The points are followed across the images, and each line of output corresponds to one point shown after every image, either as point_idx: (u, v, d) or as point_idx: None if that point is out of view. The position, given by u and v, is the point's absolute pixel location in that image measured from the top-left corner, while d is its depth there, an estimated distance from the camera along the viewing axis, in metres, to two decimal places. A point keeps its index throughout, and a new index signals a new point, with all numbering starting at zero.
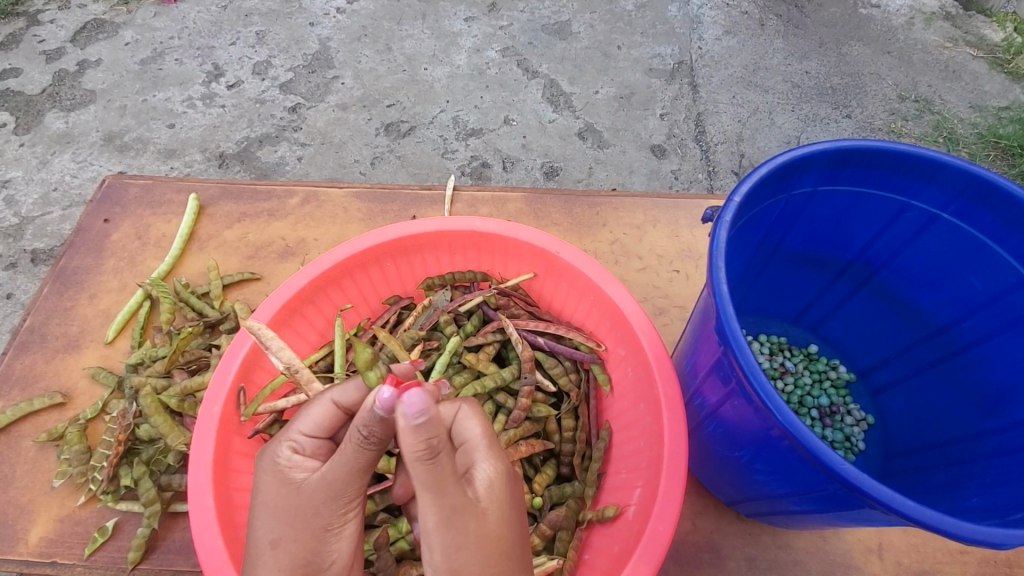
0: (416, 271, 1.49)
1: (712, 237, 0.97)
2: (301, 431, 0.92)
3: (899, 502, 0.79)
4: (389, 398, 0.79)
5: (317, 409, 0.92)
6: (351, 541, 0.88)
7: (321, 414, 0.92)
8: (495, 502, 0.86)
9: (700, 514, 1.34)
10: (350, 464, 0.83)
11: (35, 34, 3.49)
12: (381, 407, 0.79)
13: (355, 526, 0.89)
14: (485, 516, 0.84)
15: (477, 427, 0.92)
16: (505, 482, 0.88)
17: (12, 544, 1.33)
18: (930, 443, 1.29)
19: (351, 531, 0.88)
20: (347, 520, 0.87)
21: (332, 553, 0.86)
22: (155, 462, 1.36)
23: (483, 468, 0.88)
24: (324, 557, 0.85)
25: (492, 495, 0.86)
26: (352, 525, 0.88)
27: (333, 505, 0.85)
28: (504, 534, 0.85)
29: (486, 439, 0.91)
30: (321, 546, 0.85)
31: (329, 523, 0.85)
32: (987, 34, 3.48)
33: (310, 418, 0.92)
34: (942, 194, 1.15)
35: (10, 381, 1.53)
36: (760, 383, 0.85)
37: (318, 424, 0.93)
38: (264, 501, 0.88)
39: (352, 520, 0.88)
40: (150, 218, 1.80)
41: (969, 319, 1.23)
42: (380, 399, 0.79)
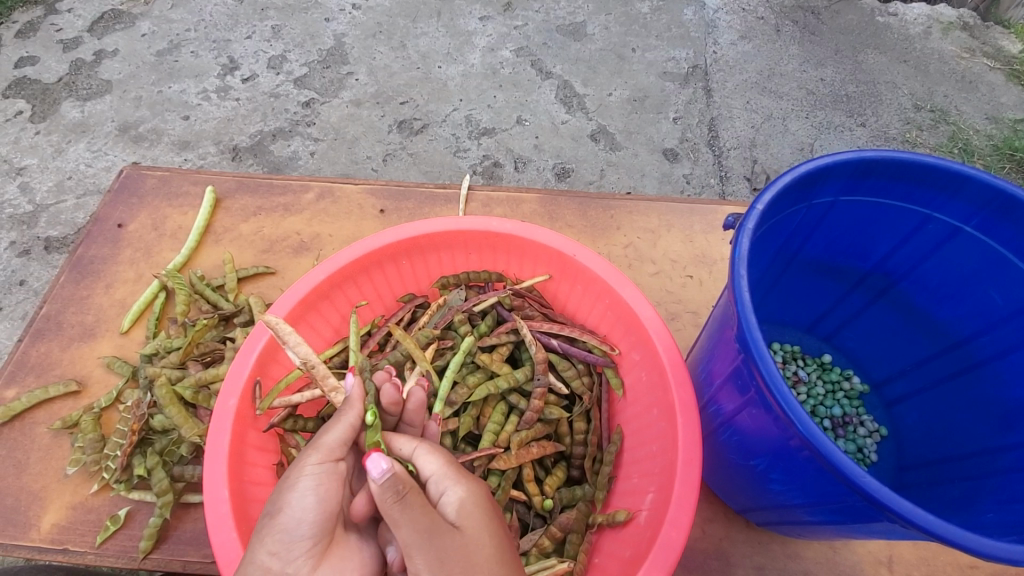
0: (431, 270, 1.50)
1: (735, 245, 0.97)
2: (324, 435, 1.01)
3: (920, 516, 0.78)
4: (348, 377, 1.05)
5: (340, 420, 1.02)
6: (311, 495, 0.92)
7: None
8: (470, 517, 0.92)
9: (710, 520, 1.34)
10: (337, 420, 1.00)
11: (52, 23, 3.51)
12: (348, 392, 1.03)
13: (318, 484, 0.93)
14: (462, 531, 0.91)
15: (433, 461, 0.99)
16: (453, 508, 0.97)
17: (25, 530, 1.34)
18: (944, 457, 1.29)
19: (312, 486, 0.92)
20: (307, 472, 0.93)
21: (286, 503, 0.91)
22: (168, 453, 1.37)
23: (452, 492, 0.95)
24: (278, 506, 0.91)
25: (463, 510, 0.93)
26: (312, 481, 0.93)
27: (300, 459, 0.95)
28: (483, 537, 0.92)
29: (448, 466, 0.98)
30: (280, 492, 0.92)
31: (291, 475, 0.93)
32: (1005, 46, 3.45)
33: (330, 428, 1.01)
34: (965, 207, 1.14)
35: (26, 367, 1.55)
36: (781, 393, 0.84)
37: None
38: None
39: (314, 474, 0.93)
40: (167, 209, 1.81)
41: (989, 333, 1.22)
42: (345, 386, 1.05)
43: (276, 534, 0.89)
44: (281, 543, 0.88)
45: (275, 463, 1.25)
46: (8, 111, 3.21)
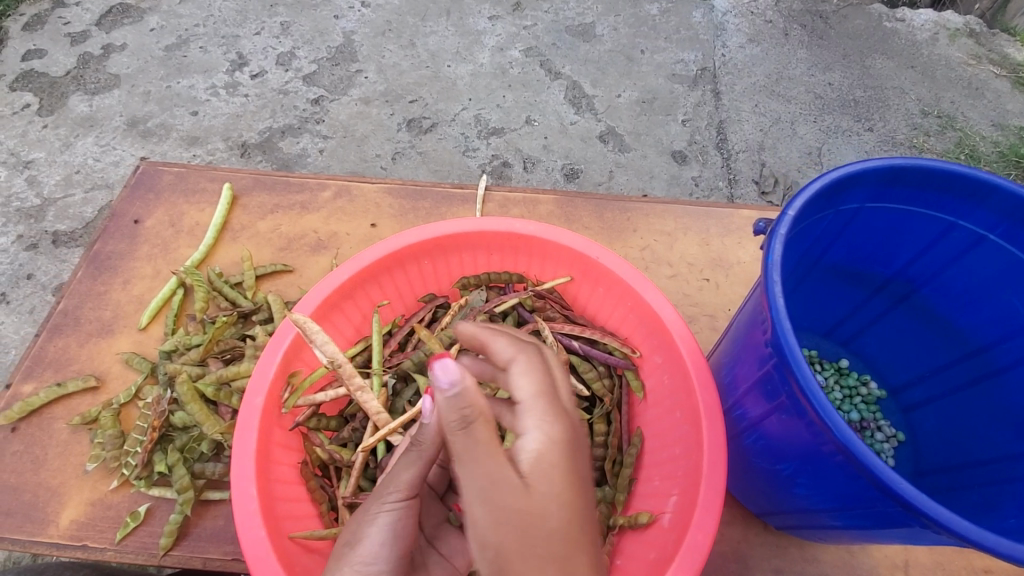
0: (453, 270, 1.50)
1: (767, 250, 0.97)
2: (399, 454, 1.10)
3: (955, 522, 0.79)
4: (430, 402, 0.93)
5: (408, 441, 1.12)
6: (387, 531, 0.93)
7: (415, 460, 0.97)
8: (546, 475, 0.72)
9: (728, 523, 1.34)
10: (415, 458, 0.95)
11: (60, 16, 3.50)
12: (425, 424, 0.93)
13: (394, 520, 0.94)
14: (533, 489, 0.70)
15: (528, 383, 0.79)
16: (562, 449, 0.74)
17: (44, 526, 1.34)
18: (963, 463, 1.29)
19: (388, 523, 0.94)
20: (384, 510, 0.94)
21: (364, 537, 0.93)
22: (189, 449, 1.37)
23: (534, 433, 0.75)
24: (356, 537, 0.94)
25: (543, 461, 0.72)
26: (388, 516, 0.94)
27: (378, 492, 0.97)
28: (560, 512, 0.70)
29: (541, 397, 0.78)
30: (359, 526, 0.95)
31: (370, 506, 0.96)
32: (1012, 53, 3.47)
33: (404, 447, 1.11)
34: (991, 216, 1.14)
35: (44, 362, 1.55)
36: (817, 399, 0.85)
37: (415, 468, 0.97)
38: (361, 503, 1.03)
39: (391, 510, 0.94)
40: (184, 206, 1.81)
41: (1010, 340, 1.23)
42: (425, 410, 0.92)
43: (355, 567, 0.91)
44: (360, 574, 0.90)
45: (301, 460, 1.25)
46: (16, 104, 3.20)
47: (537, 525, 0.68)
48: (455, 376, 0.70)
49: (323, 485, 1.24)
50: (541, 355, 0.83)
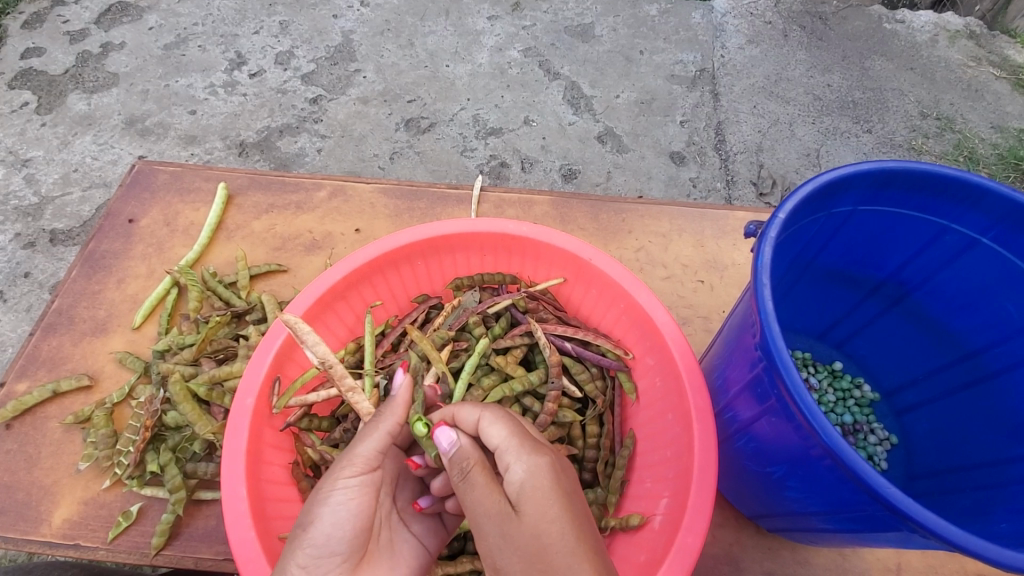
0: (446, 271, 1.50)
1: (757, 253, 0.97)
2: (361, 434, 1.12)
3: (941, 526, 0.79)
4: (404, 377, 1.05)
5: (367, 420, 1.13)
6: (342, 508, 0.94)
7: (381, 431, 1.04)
8: (533, 499, 0.85)
9: (720, 525, 1.34)
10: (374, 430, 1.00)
11: (59, 14, 3.50)
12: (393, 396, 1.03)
13: (349, 497, 0.95)
14: (524, 516, 0.85)
15: (501, 433, 0.93)
16: (545, 475, 0.88)
17: (36, 525, 1.34)
18: (956, 467, 1.29)
19: (343, 500, 0.95)
20: (340, 486, 0.95)
21: (317, 515, 0.94)
22: (181, 449, 1.37)
23: (517, 467, 0.89)
24: (310, 516, 0.94)
25: (529, 488, 0.87)
26: (343, 494, 0.95)
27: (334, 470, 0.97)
28: (555, 525, 0.83)
29: (514, 438, 0.93)
30: (313, 505, 0.95)
31: (324, 485, 0.96)
32: (1011, 55, 3.46)
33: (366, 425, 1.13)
34: (983, 219, 1.14)
35: (38, 361, 1.55)
36: (805, 403, 0.85)
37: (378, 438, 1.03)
38: None
39: (347, 488, 0.95)
40: (179, 205, 1.81)
41: (1003, 344, 1.23)
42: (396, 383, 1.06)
43: (306, 548, 0.91)
44: (312, 556, 0.91)
45: (291, 461, 1.25)
46: (14, 102, 3.20)
47: (532, 542, 0.82)
48: (454, 439, 0.93)
49: (314, 486, 1.24)
50: (502, 409, 0.98)
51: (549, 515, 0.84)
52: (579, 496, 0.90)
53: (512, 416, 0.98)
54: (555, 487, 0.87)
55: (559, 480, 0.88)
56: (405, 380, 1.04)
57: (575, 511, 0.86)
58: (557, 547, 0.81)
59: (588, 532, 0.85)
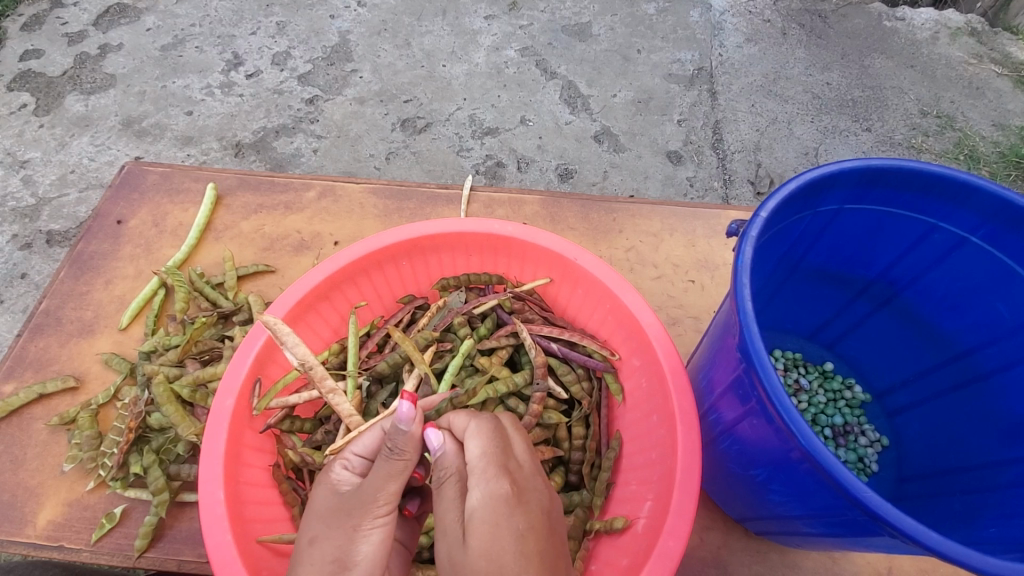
0: (432, 271, 1.49)
1: (738, 252, 0.95)
2: (356, 452, 1.02)
3: (921, 532, 0.77)
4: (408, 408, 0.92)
5: (370, 434, 1.04)
6: (379, 547, 0.90)
7: (372, 439, 1.03)
8: (481, 527, 0.81)
9: (708, 528, 1.33)
10: (398, 470, 0.93)
11: (58, 16, 3.51)
12: (404, 428, 0.93)
13: (384, 535, 0.92)
14: (471, 545, 0.80)
15: (477, 450, 0.90)
16: (501, 504, 0.83)
17: (21, 526, 1.34)
18: (947, 469, 1.27)
19: (380, 539, 0.91)
20: (376, 525, 0.91)
21: (359, 554, 0.89)
22: (165, 451, 1.37)
23: (476, 491, 0.86)
24: (352, 558, 0.88)
25: (481, 516, 0.83)
26: (381, 531, 0.91)
27: (364, 508, 0.91)
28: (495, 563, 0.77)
29: (484, 460, 0.89)
30: (349, 545, 0.89)
31: (358, 523, 0.90)
32: (1013, 52, 3.43)
33: (366, 440, 1.03)
34: (972, 218, 1.12)
35: (25, 362, 1.54)
36: (783, 405, 0.84)
37: (369, 446, 1.03)
38: (312, 508, 0.97)
39: (382, 526, 0.92)
40: (168, 205, 1.80)
41: (994, 345, 1.20)
42: (401, 415, 0.92)
43: None
44: None
45: (273, 463, 1.25)
46: (13, 104, 3.21)
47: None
48: (439, 443, 0.94)
49: (296, 488, 1.23)
50: (490, 422, 0.94)
51: (499, 545, 0.79)
52: (545, 529, 0.83)
53: (500, 431, 0.94)
54: (511, 518, 0.82)
55: (519, 511, 0.83)
56: (413, 411, 0.93)
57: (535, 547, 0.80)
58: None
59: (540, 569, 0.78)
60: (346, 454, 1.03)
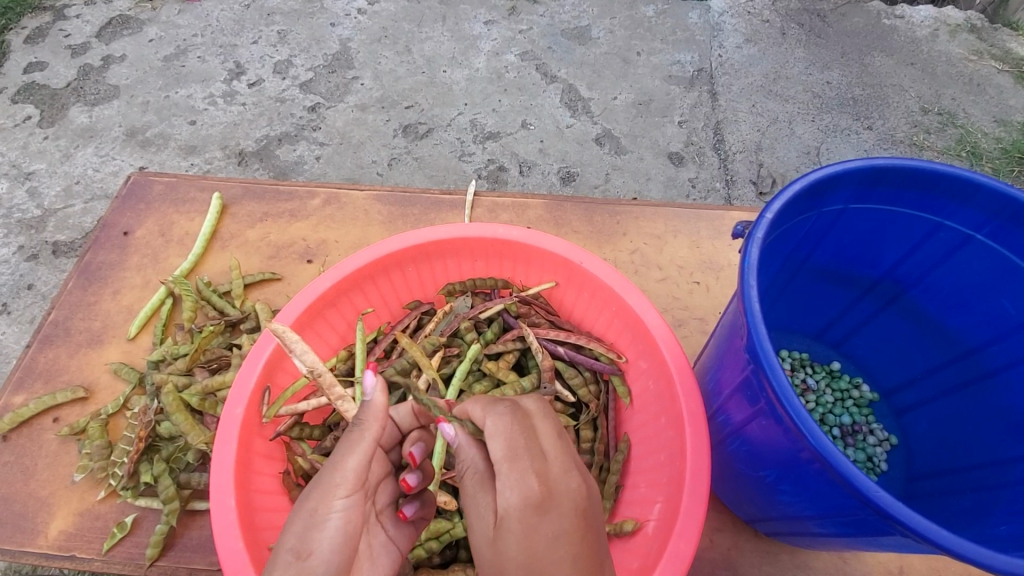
0: (437, 277, 1.49)
1: (744, 253, 0.96)
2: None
3: (931, 530, 0.78)
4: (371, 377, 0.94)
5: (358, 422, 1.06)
6: (339, 531, 0.86)
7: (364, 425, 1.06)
8: (514, 534, 0.79)
9: (718, 530, 1.33)
10: (353, 445, 0.92)
11: (61, 28, 3.54)
12: (367, 399, 0.93)
13: (344, 520, 0.87)
14: (506, 547, 0.80)
15: (498, 447, 0.86)
16: (534, 506, 0.79)
17: (33, 537, 1.35)
18: (956, 468, 1.27)
19: (341, 524, 0.87)
20: (335, 506, 0.88)
21: (315, 542, 0.84)
22: (175, 459, 1.38)
23: (505, 492, 0.82)
24: (308, 545, 0.83)
25: (513, 521, 0.80)
26: (340, 516, 0.87)
27: (324, 490, 0.88)
28: (529, 567, 0.76)
29: (508, 457, 0.84)
30: (306, 531, 0.84)
31: (317, 507, 0.86)
32: (1013, 48, 3.43)
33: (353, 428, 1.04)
34: (977, 215, 1.12)
35: (35, 374, 1.56)
36: (792, 406, 0.84)
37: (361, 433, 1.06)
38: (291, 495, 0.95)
39: (340, 510, 0.88)
40: (174, 215, 1.81)
41: (1001, 343, 1.21)
42: (366, 385, 0.93)
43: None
44: None
45: (282, 470, 1.25)
46: (17, 116, 3.24)
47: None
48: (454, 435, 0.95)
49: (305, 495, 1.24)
50: (508, 415, 0.88)
51: (531, 551, 0.77)
52: (577, 528, 0.79)
53: (520, 424, 0.87)
54: (543, 521, 0.78)
55: (553, 513, 0.78)
56: (377, 380, 0.94)
57: (563, 557, 0.76)
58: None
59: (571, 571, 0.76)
60: None
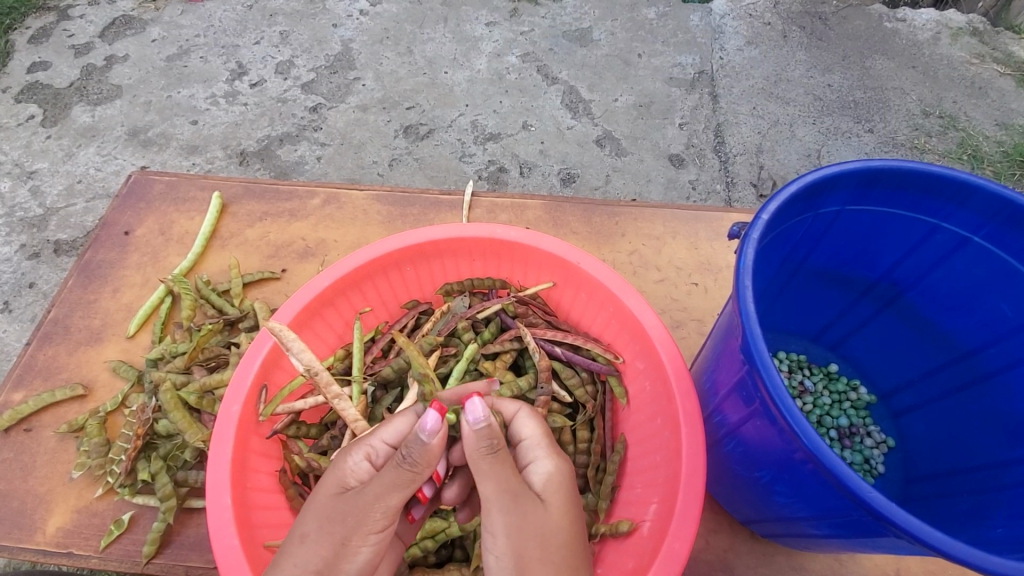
0: (435, 277, 1.50)
1: (739, 253, 0.96)
2: (382, 441, 1.00)
3: (925, 531, 0.78)
4: (434, 420, 0.91)
5: (400, 425, 1.02)
6: (365, 564, 0.90)
7: (403, 425, 1.02)
8: (554, 493, 0.94)
9: (714, 531, 1.32)
10: (396, 481, 0.91)
11: (65, 28, 3.55)
12: (424, 436, 0.91)
13: (373, 553, 0.91)
14: (544, 507, 0.92)
15: (533, 428, 1.02)
16: (565, 474, 0.97)
17: (31, 533, 1.35)
18: (954, 470, 1.27)
19: (368, 557, 0.90)
20: (367, 540, 0.90)
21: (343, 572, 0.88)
22: (172, 457, 1.38)
23: (541, 464, 0.98)
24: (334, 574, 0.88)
25: (553, 484, 0.95)
26: (370, 550, 0.90)
27: (360, 521, 0.90)
28: (562, 524, 0.91)
29: (543, 437, 1.01)
30: (335, 561, 0.88)
31: (349, 538, 0.89)
32: (1016, 51, 3.42)
33: (393, 431, 1.01)
34: (974, 218, 1.12)
35: (34, 370, 1.56)
36: (786, 406, 0.84)
37: (397, 435, 1.01)
38: (319, 496, 0.96)
39: (371, 544, 0.90)
40: (174, 214, 1.82)
41: (998, 345, 1.20)
42: (424, 427, 0.91)
43: None
44: None
45: (280, 468, 1.26)
46: (21, 115, 3.26)
47: (543, 531, 0.89)
48: (482, 413, 0.93)
49: (302, 493, 1.24)
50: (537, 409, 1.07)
51: (564, 513, 0.93)
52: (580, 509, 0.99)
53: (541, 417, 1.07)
54: (570, 489, 0.96)
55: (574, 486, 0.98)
56: (437, 425, 0.92)
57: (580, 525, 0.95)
58: (564, 545, 0.90)
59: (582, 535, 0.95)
60: (374, 441, 1.00)
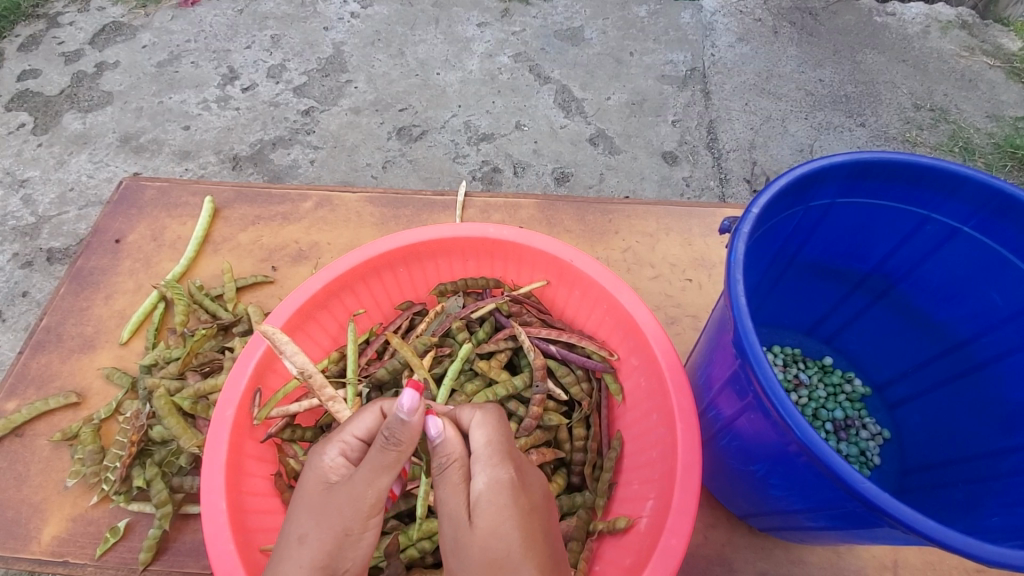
0: (429, 277, 1.49)
1: (731, 248, 0.96)
2: (355, 433, 0.96)
3: (920, 521, 0.78)
4: (412, 398, 0.85)
5: (369, 415, 0.98)
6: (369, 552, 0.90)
7: (372, 420, 0.98)
8: (485, 512, 0.84)
9: (712, 526, 1.32)
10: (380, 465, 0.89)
11: (54, 36, 3.54)
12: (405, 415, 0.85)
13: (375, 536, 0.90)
14: (476, 526, 0.83)
15: (483, 438, 0.92)
16: (502, 489, 0.87)
17: (26, 543, 1.34)
18: (950, 460, 1.27)
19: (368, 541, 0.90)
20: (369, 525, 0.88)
21: (348, 561, 0.87)
22: (167, 463, 1.37)
23: (480, 477, 0.88)
24: (339, 566, 0.86)
25: (485, 502, 0.86)
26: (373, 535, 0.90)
27: (355, 508, 0.87)
28: (502, 541, 0.82)
29: (489, 447, 0.91)
30: (340, 552, 0.86)
31: (351, 527, 0.87)
32: (1005, 43, 3.44)
33: (363, 423, 0.97)
34: (964, 208, 1.13)
35: (27, 379, 1.55)
36: (778, 398, 0.84)
37: (369, 428, 0.97)
38: (302, 494, 0.93)
39: (373, 529, 0.90)
40: (166, 219, 1.81)
41: (990, 335, 1.21)
42: (404, 405, 0.85)
43: None
44: None
45: (274, 472, 1.25)
46: (12, 124, 3.24)
47: (479, 555, 0.81)
48: (441, 429, 0.91)
49: None
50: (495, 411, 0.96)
51: (503, 527, 0.83)
52: (540, 521, 0.88)
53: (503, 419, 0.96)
54: (512, 503, 0.85)
55: (520, 496, 0.86)
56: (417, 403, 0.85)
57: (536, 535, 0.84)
58: (505, 563, 0.80)
59: (534, 554, 0.82)
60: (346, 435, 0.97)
